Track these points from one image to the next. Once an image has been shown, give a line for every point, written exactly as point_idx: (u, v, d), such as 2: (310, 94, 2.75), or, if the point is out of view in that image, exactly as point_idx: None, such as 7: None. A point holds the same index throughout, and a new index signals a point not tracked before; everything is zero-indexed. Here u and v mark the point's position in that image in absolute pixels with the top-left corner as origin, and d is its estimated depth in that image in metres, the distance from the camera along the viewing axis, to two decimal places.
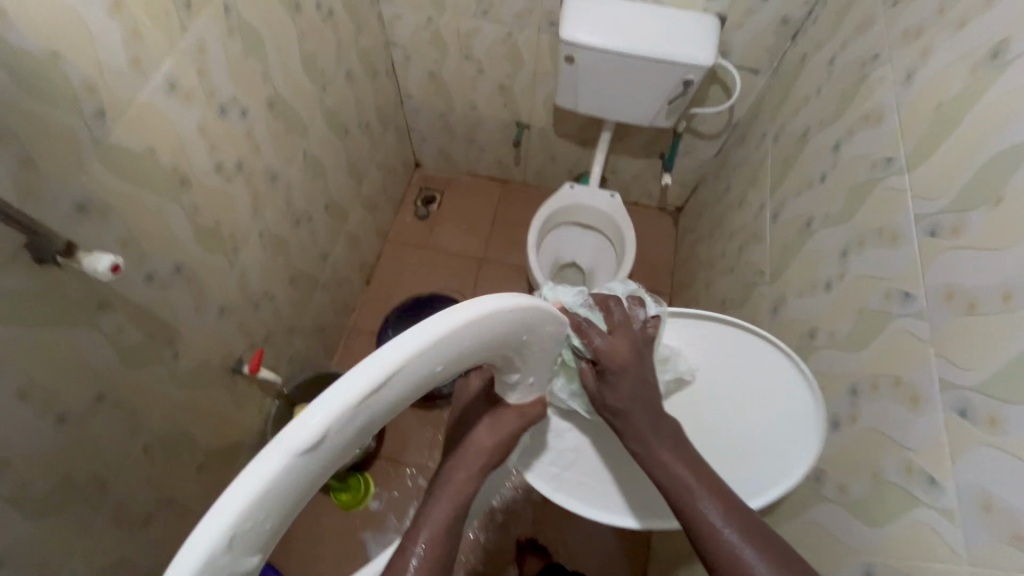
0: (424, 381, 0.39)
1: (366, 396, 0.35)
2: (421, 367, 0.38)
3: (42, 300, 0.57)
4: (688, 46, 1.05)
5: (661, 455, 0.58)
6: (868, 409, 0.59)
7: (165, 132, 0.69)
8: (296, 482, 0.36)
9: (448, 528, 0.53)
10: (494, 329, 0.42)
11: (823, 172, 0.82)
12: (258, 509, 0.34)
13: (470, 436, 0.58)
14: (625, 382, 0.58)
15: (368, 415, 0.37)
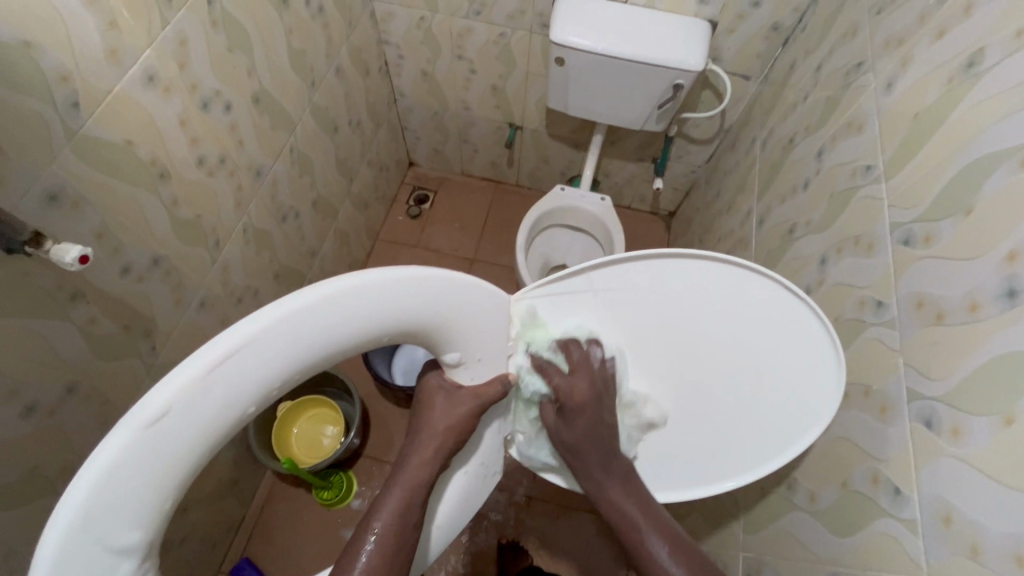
0: (287, 360, 0.45)
1: (212, 369, 0.41)
2: (273, 344, 0.44)
3: (11, 290, 0.57)
4: (678, 50, 1.05)
5: (608, 489, 0.59)
6: (840, 417, 0.59)
7: (143, 124, 0.69)
8: (164, 461, 0.41)
9: (403, 516, 0.53)
10: (339, 307, 0.47)
11: (806, 179, 0.81)
12: (118, 480, 0.39)
13: (423, 421, 0.58)
14: (582, 420, 0.60)
15: (217, 394, 0.42)
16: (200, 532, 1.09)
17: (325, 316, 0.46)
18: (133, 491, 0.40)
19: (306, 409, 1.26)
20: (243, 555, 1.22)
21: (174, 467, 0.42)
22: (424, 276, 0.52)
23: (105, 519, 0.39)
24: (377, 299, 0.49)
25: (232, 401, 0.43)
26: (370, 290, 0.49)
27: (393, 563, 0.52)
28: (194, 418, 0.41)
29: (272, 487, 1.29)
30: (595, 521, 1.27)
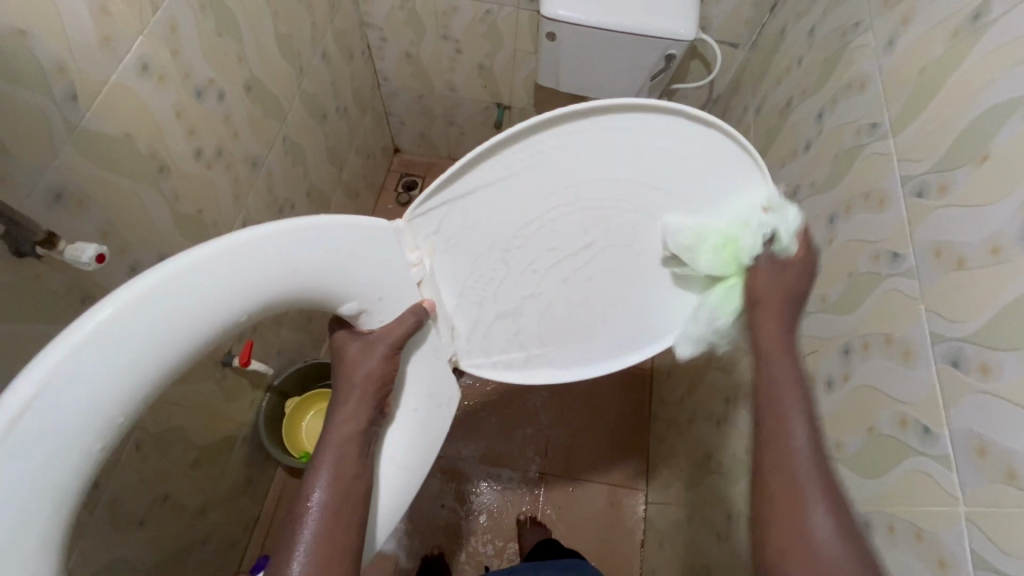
0: (162, 343, 0.42)
1: (59, 377, 0.37)
2: (128, 335, 0.40)
3: (22, 294, 0.55)
4: (670, 21, 1.06)
5: (768, 346, 0.58)
6: (861, 366, 0.61)
7: (141, 115, 0.66)
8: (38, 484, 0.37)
9: (339, 469, 0.57)
10: (199, 280, 0.44)
11: (807, 142, 0.83)
12: None
13: (344, 375, 0.61)
14: (761, 278, 0.60)
15: (81, 398, 0.38)
16: (218, 534, 1.07)
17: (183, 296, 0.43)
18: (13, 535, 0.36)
19: (314, 403, 1.24)
20: (262, 553, 1.21)
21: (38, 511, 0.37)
22: (301, 226, 0.51)
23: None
24: (248, 263, 0.47)
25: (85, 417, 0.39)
26: (236, 251, 0.46)
27: (340, 526, 0.55)
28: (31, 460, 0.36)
29: (284, 483, 1.27)
30: (609, 490, 1.29)
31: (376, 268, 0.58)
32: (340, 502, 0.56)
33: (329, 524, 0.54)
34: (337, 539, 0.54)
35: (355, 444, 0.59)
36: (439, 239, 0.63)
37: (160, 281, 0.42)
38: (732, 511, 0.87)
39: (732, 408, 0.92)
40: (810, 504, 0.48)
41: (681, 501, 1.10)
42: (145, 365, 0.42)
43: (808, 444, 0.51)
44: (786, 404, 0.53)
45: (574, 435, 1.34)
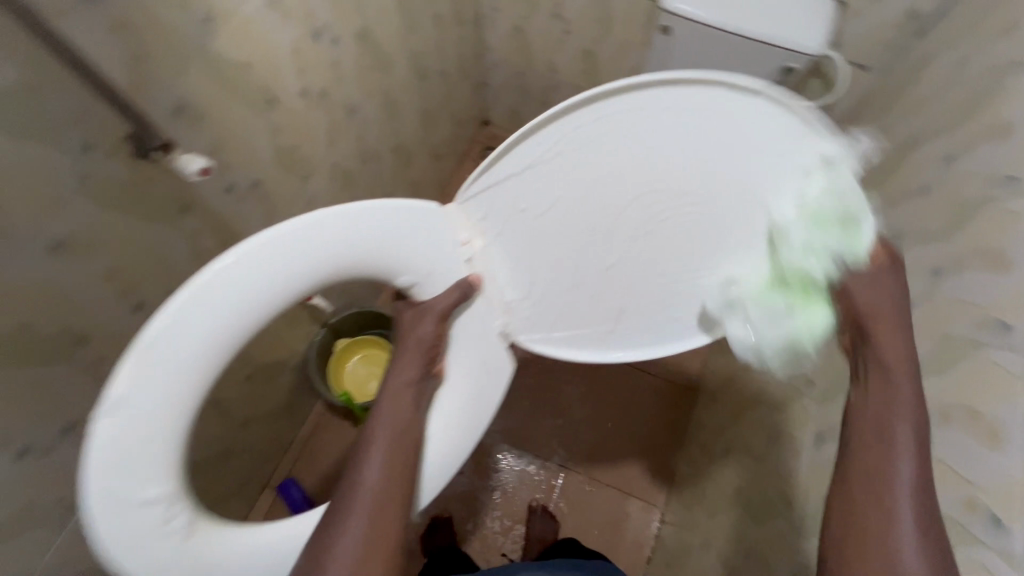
0: (210, 317, 0.56)
1: (155, 338, 0.54)
2: (190, 312, 0.55)
3: (135, 191, 0.60)
4: (797, 32, 0.99)
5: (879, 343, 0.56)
6: (932, 437, 0.56)
7: (263, 47, 0.70)
8: (147, 425, 0.54)
9: (391, 421, 0.63)
10: (239, 265, 0.58)
11: (926, 185, 0.76)
12: (126, 439, 0.54)
13: (400, 344, 0.70)
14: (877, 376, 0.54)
15: (156, 355, 0.54)
16: (256, 447, 1.16)
17: (237, 276, 0.58)
18: (139, 459, 0.54)
19: (360, 347, 1.28)
20: (289, 474, 1.29)
21: (163, 445, 0.55)
22: (321, 217, 0.62)
23: (125, 494, 0.54)
24: (273, 252, 0.60)
25: (190, 363, 0.56)
26: (268, 241, 0.60)
27: (399, 454, 0.61)
28: (161, 389, 0.55)
29: (321, 415, 1.35)
30: (626, 500, 1.27)
31: (403, 250, 0.67)
32: (391, 445, 0.61)
33: (389, 448, 0.61)
34: (397, 461, 0.60)
35: (404, 402, 0.65)
36: (489, 225, 0.70)
37: (215, 269, 0.57)
38: (751, 551, 0.83)
39: (775, 448, 0.88)
40: (899, 459, 0.49)
41: (697, 528, 1.06)
42: (195, 344, 0.56)
43: (911, 539, 0.46)
44: (892, 509, 0.48)
45: (601, 437, 1.32)
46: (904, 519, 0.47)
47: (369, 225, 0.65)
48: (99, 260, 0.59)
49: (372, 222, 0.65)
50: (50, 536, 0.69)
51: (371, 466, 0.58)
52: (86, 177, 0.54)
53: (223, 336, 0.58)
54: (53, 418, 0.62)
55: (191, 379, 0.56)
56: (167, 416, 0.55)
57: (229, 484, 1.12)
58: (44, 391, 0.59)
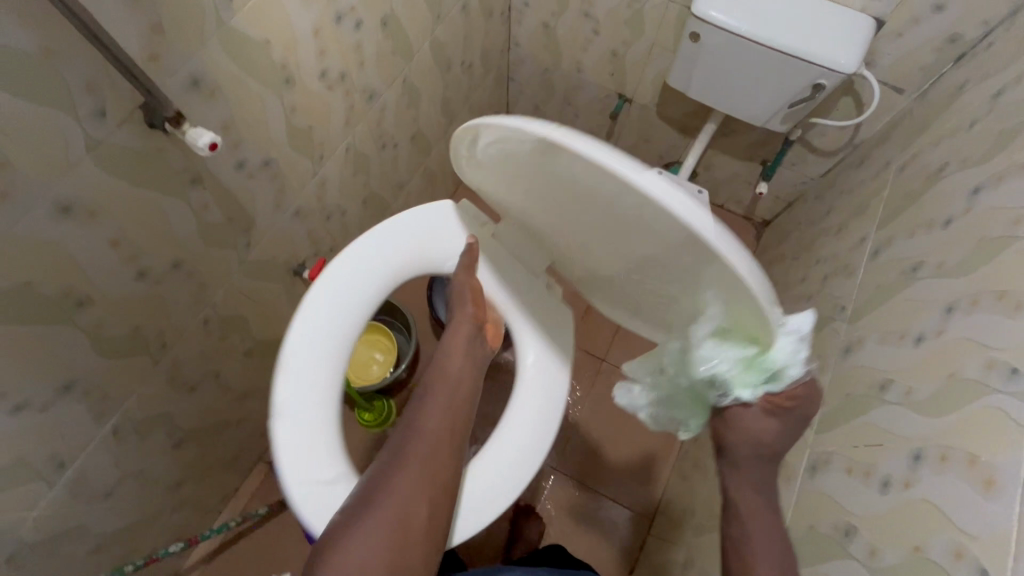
0: (325, 317, 0.82)
1: (297, 340, 0.80)
2: (317, 311, 0.82)
3: (144, 160, 0.61)
4: (830, 48, 0.96)
5: (744, 452, 0.64)
6: (927, 479, 0.55)
7: (284, 25, 0.70)
8: (313, 407, 0.79)
9: (434, 416, 0.67)
10: (338, 274, 0.84)
11: (949, 217, 0.73)
12: (299, 421, 0.78)
13: (450, 343, 0.77)
14: (745, 481, 0.64)
15: (299, 356, 0.80)
16: (252, 421, 1.17)
17: (338, 283, 0.84)
18: (307, 437, 0.78)
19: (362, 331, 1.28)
20: None
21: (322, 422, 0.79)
22: (381, 237, 0.87)
23: (309, 467, 0.77)
24: (357, 260, 0.86)
25: (325, 358, 0.81)
26: (348, 260, 0.85)
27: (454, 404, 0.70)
28: (307, 380, 0.80)
29: None
30: (614, 508, 1.26)
31: (436, 244, 0.89)
32: (431, 441, 0.65)
33: (443, 399, 0.69)
34: (450, 408, 0.69)
35: (445, 398, 0.69)
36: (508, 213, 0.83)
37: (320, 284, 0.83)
38: None
39: None
40: (751, 521, 0.62)
41: (682, 544, 1.05)
42: (333, 339, 0.82)
43: None
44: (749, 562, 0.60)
45: (595, 444, 1.31)
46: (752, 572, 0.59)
47: (411, 228, 0.88)
48: (105, 225, 0.60)
49: (410, 226, 0.88)
50: (41, 489, 0.71)
51: (410, 460, 0.62)
52: (96, 143, 0.55)
53: (339, 328, 0.83)
54: (51, 376, 0.63)
55: (329, 365, 0.81)
56: (318, 401, 0.79)
57: (223, 455, 1.13)
58: (43, 349, 0.61)
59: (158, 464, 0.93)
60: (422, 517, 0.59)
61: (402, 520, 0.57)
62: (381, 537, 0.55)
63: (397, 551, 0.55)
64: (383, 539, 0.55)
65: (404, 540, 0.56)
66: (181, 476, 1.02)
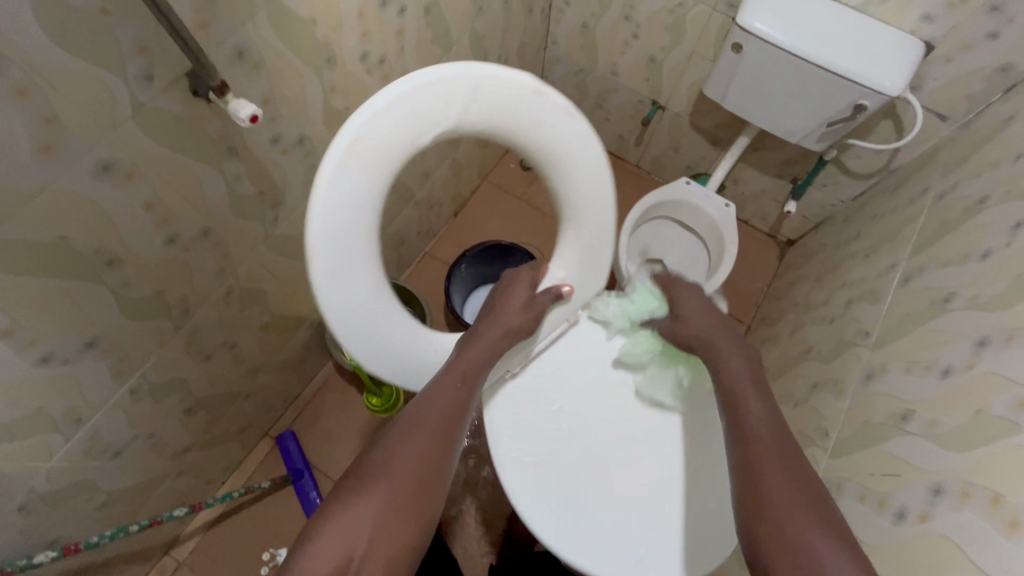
0: (399, 130, 0.62)
1: (353, 143, 0.60)
2: (387, 117, 0.61)
3: (184, 127, 0.61)
4: (875, 68, 0.94)
5: (709, 347, 0.76)
6: (945, 515, 0.54)
7: (330, 4, 0.71)
8: (351, 204, 0.62)
9: (450, 394, 0.69)
10: (432, 88, 0.62)
11: (987, 250, 0.72)
12: (329, 222, 0.61)
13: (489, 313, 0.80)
14: (754, 415, 0.65)
15: (354, 154, 0.60)
16: (263, 395, 1.19)
17: (427, 91, 0.62)
18: (342, 249, 0.63)
19: None
20: (289, 427, 1.32)
21: (355, 240, 0.64)
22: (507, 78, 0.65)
23: (334, 281, 0.64)
24: (467, 82, 0.64)
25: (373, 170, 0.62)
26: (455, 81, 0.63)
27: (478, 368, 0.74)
28: (352, 183, 0.61)
29: (330, 375, 1.37)
30: None
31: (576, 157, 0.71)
32: (444, 420, 0.66)
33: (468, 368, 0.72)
34: (471, 372, 0.72)
35: (473, 367, 0.73)
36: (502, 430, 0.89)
37: (396, 93, 0.61)
38: None
39: None
40: (772, 470, 0.59)
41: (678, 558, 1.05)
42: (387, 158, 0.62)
43: (812, 527, 0.53)
44: (788, 502, 0.56)
45: None
46: (800, 510, 0.55)
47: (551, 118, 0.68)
48: (140, 188, 0.61)
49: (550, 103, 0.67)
50: (56, 442, 0.72)
51: (421, 438, 0.64)
52: (139, 106, 0.55)
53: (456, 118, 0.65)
54: (75, 332, 0.64)
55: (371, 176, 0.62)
56: (356, 214, 0.62)
57: (231, 426, 1.14)
58: (71, 304, 0.62)
59: (168, 429, 0.94)
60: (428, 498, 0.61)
61: (414, 496, 0.60)
62: (390, 511, 0.58)
63: (398, 517, 0.58)
64: (394, 501, 0.59)
65: (409, 512, 0.59)
66: (189, 443, 1.03)
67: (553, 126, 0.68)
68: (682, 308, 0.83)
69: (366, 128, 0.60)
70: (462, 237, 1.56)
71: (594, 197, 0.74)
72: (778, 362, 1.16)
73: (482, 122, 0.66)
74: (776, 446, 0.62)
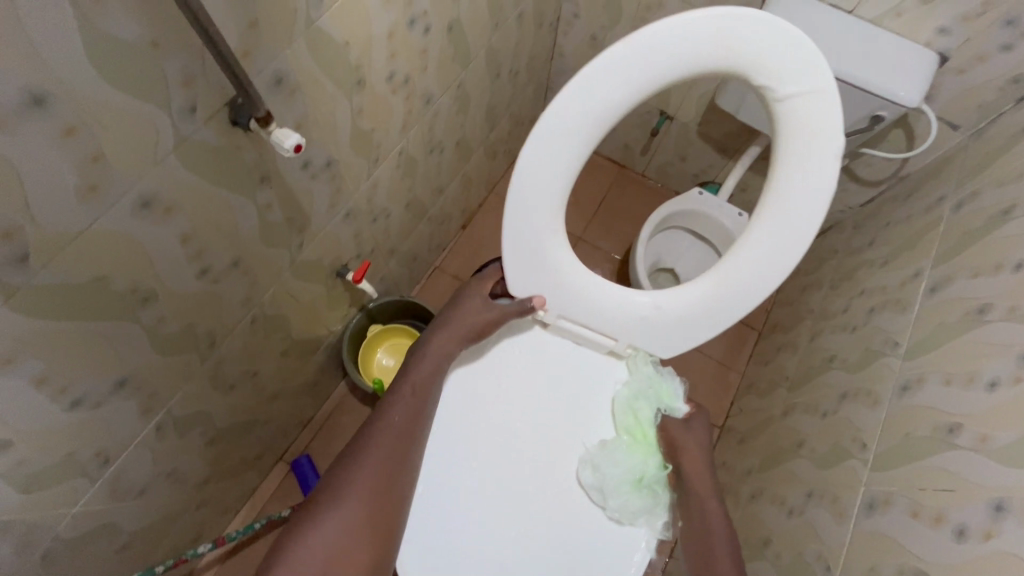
0: (699, 42, 0.72)
1: (669, 32, 0.72)
2: (695, 33, 0.71)
3: (222, 157, 0.59)
4: (893, 81, 0.96)
5: (691, 473, 0.81)
6: (1011, 532, 0.54)
7: (363, 26, 0.69)
8: (622, 79, 0.74)
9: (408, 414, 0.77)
10: (742, 29, 0.71)
11: (1019, 261, 0.73)
12: (595, 82, 0.74)
13: (417, 360, 0.82)
14: (712, 517, 0.79)
15: (658, 43, 0.72)
16: (279, 421, 1.15)
17: (739, 28, 0.71)
18: (587, 98, 0.75)
19: (392, 335, 1.28)
20: (304, 451, 1.28)
21: (600, 105, 0.75)
22: (804, 55, 0.70)
23: (560, 118, 0.76)
24: (767, 40, 0.70)
25: (660, 62, 0.73)
26: (761, 32, 0.70)
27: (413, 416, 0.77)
28: (640, 62, 0.73)
29: (343, 396, 1.34)
30: None
31: (811, 155, 0.73)
32: (398, 439, 0.75)
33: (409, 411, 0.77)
34: (408, 416, 0.77)
35: (404, 411, 0.77)
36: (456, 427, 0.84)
37: (722, 15, 0.71)
38: None
39: (813, 506, 0.86)
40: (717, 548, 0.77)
41: None
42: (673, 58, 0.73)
43: None
44: None
45: None
46: None
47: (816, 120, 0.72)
48: (177, 222, 0.58)
49: (824, 115, 0.71)
50: (83, 486, 0.69)
51: (380, 441, 0.74)
52: (182, 139, 0.53)
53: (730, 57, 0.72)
54: (107, 373, 0.61)
55: (651, 71, 0.73)
56: (623, 86, 0.74)
57: (247, 455, 1.11)
58: (105, 345, 0.59)
59: (189, 463, 0.91)
60: (384, 518, 0.70)
61: (382, 509, 0.70)
62: (351, 537, 0.66)
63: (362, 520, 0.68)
64: (354, 520, 0.67)
65: (369, 539, 0.68)
66: (208, 475, 1.00)
67: (813, 127, 0.72)
68: (694, 427, 0.84)
69: (677, 28, 0.71)
70: (471, 251, 1.55)
71: (788, 212, 0.76)
72: (799, 370, 1.17)
73: (788, 118, 0.73)
74: (723, 532, 0.78)
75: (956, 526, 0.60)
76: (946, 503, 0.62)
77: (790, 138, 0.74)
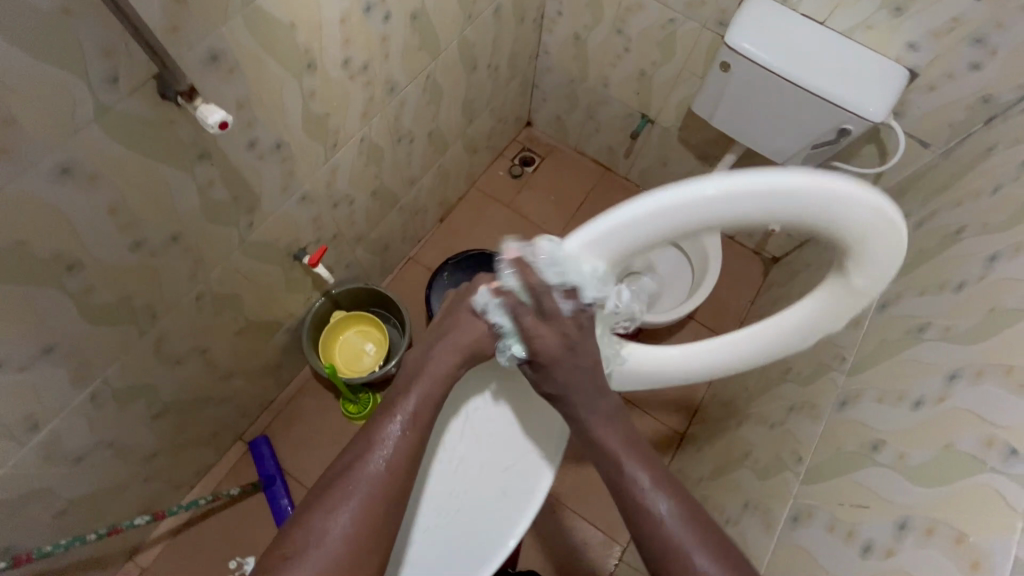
0: (790, 211, 0.59)
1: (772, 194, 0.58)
2: (796, 206, 0.59)
3: (153, 130, 0.60)
4: (860, 94, 0.95)
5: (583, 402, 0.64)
6: (911, 551, 0.54)
7: (311, 9, 0.69)
8: (705, 211, 0.60)
9: (417, 424, 0.61)
10: (846, 215, 0.59)
11: (961, 281, 0.72)
12: (677, 204, 0.59)
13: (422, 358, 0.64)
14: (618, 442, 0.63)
15: (758, 198, 0.58)
16: (236, 400, 1.16)
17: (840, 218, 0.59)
18: (652, 225, 0.61)
19: (354, 322, 1.27)
20: (263, 431, 1.29)
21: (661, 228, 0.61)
22: (884, 256, 0.62)
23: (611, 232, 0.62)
24: (867, 237, 0.60)
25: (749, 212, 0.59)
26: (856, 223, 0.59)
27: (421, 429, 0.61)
28: (731, 205, 0.59)
29: (307, 380, 1.35)
30: (596, 531, 1.23)
31: (835, 318, 0.71)
32: (401, 460, 0.59)
33: (416, 418, 0.61)
34: (417, 425, 0.61)
35: (413, 420, 0.61)
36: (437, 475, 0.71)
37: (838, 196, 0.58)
38: None
39: (748, 516, 0.85)
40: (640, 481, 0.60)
41: None
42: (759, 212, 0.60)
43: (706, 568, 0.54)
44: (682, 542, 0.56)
45: (573, 463, 1.28)
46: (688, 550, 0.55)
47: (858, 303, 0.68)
48: (104, 191, 0.59)
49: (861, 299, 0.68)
50: (10, 449, 0.70)
51: (378, 454, 0.58)
52: (104, 110, 0.54)
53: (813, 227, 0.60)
54: (31, 338, 0.62)
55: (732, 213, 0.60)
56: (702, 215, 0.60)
57: (201, 432, 1.12)
58: (28, 310, 0.60)
59: (133, 435, 0.92)
60: None
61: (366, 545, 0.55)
62: None
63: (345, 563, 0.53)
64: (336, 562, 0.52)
65: None
66: (156, 448, 1.01)
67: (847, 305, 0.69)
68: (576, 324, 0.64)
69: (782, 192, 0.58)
70: (447, 243, 1.55)
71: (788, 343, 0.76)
72: (758, 381, 1.16)
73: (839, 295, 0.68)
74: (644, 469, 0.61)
75: (863, 542, 0.59)
76: (859, 519, 0.62)
77: (825, 293, 0.70)
